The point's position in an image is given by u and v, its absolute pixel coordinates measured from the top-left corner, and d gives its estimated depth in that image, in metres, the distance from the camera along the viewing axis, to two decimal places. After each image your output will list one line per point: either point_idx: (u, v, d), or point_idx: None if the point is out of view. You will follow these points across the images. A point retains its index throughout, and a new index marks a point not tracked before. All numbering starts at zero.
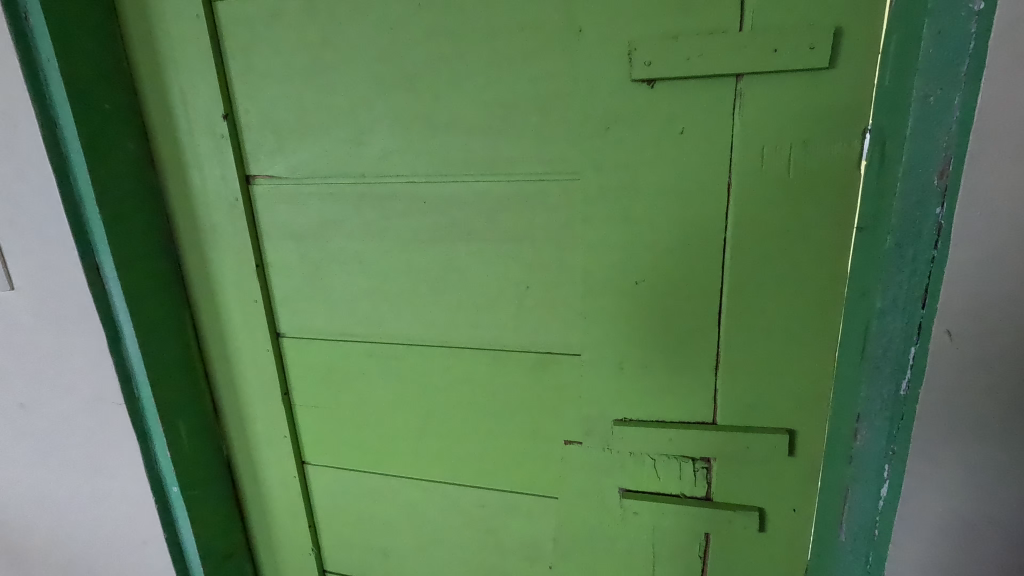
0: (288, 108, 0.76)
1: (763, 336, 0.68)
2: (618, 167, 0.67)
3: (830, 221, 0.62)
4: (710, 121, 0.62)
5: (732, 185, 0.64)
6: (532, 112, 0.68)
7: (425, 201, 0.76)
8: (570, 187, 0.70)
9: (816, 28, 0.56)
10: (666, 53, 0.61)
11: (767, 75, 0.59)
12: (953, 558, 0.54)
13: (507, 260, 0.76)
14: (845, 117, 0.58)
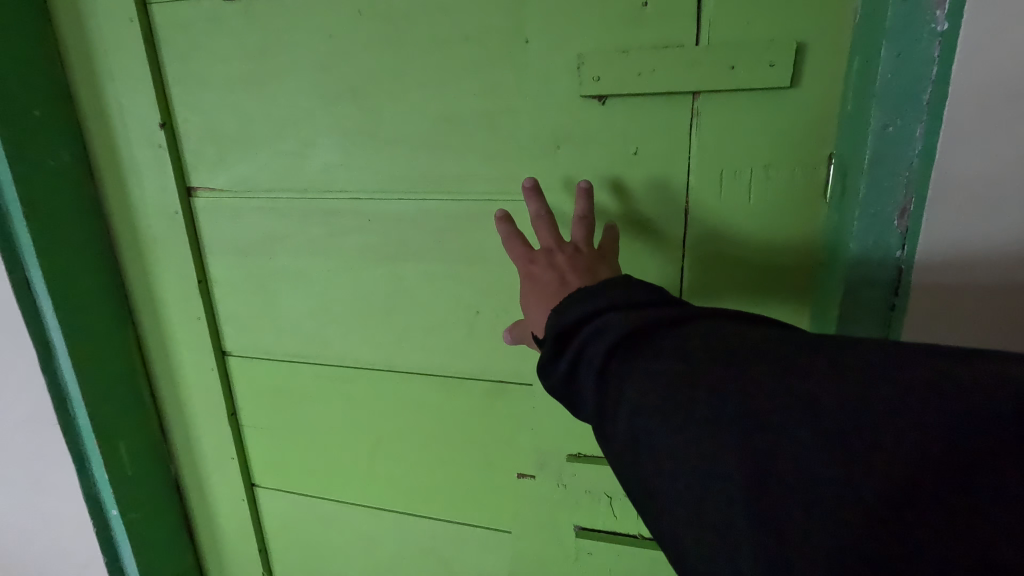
0: (229, 117, 0.72)
1: None
2: (570, 189, 0.62)
3: (796, 253, 0.57)
4: (665, 142, 0.57)
5: (689, 211, 0.59)
6: (479, 127, 0.64)
7: (370, 219, 0.71)
8: (520, 209, 0.65)
9: (777, 43, 0.51)
10: (619, 68, 0.56)
11: (724, 93, 0.54)
12: None
13: (457, 285, 0.71)
14: (809, 141, 0.53)
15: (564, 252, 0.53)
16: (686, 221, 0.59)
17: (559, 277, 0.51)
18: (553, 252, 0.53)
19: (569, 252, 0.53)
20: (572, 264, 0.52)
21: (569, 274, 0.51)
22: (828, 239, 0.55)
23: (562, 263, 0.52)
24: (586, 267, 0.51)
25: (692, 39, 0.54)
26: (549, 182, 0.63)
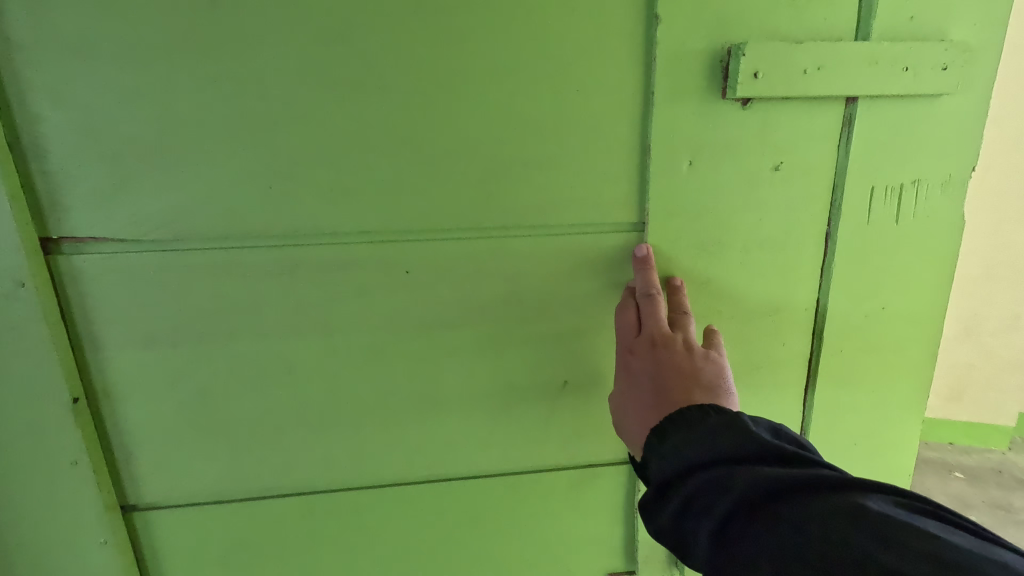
0: (143, 117, 0.42)
1: (853, 412, 0.57)
2: (700, 216, 0.49)
3: (938, 273, 0.53)
4: (813, 156, 0.48)
5: (831, 235, 0.51)
6: (580, 137, 0.47)
7: (406, 271, 0.49)
8: (628, 243, 0.50)
9: (950, 45, 0.45)
10: (783, 64, 0.44)
11: (885, 99, 0.47)
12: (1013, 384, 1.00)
13: (541, 348, 0.53)
14: (960, 156, 0.49)
15: (665, 353, 0.44)
16: (830, 246, 0.51)
17: (660, 388, 0.43)
18: (657, 349, 0.45)
19: (678, 351, 0.45)
20: (678, 373, 0.43)
21: (676, 388, 0.43)
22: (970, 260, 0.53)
23: (672, 366, 0.44)
24: (691, 380, 0.43)
25: (859, 34, 0.45)
26: (676, 208, 0.49)
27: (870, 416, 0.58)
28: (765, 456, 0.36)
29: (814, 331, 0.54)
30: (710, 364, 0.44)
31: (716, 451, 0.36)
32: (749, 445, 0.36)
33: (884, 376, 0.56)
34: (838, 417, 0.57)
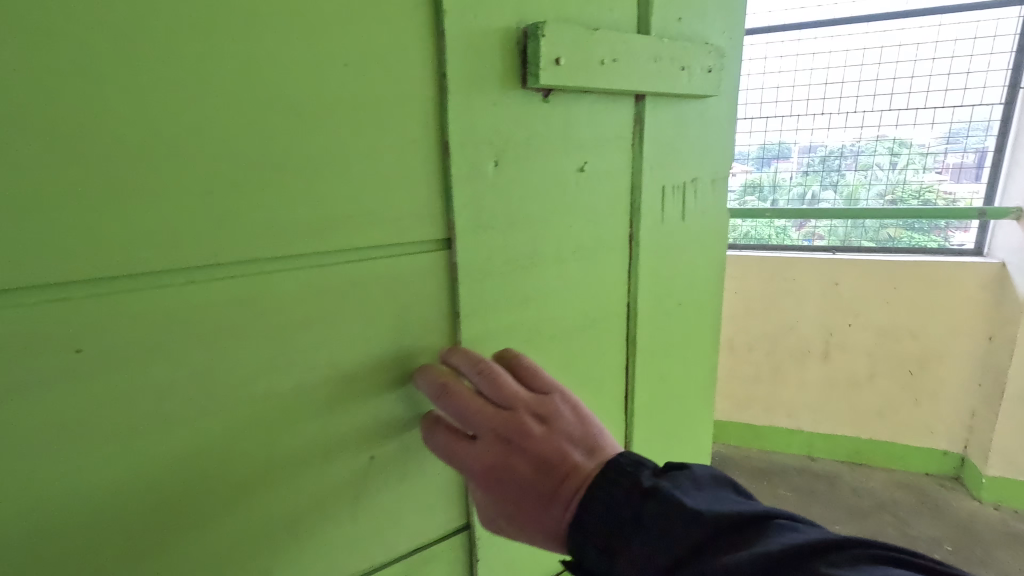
0: (100, 90, 0.27)
1: (665, 424, 0.58)
2: (515, 222, 0.43)
3: (717, 271, 0.57)
4: (610, 157, 0.46)
5: (634, 241, 0.49)
6: (353, 130, 0.34)
7: (77, 349, 0.28)
8: (433, 267, 0.40)
9: (711, 49, 0.47)
10: (580, 51, 0.41)
11: (665, 98, 0.47)
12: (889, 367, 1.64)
13: (344, 411, 0.38)
14: (721, 158, 0.53)
15: (529, 442, 0.37)
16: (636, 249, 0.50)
17: (540, 490, 0.36)
18: (508, 443, 0.37)
19: (529, 428, 0.38)
20: (543, 463, 0.37)
21: (558, 480, 0.36)
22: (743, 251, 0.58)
23: (539, 449, 0.37)
24: (562, 460, 0.37)
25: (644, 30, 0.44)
26: (486, 212, 0.41)
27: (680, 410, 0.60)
28: (723, 533, 0.31)
29: (627, 339, 0.52)
30: (567, 407, 0.40)
31: (671, 549, 0.31)
32: (700, 529, 0.31)
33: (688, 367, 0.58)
34: (657, 430, 0.58)
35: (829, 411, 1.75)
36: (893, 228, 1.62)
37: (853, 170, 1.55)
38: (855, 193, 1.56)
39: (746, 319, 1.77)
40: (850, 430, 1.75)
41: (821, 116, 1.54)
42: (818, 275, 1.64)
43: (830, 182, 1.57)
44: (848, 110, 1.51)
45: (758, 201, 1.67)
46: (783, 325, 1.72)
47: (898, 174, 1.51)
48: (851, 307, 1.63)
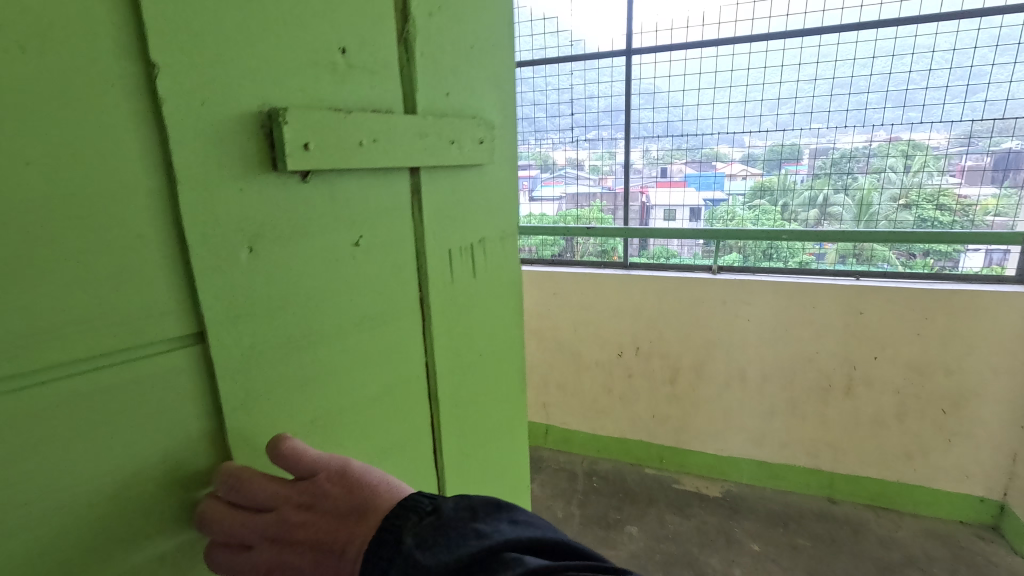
0: None
1: (459, 430, 0.73)
2: (284, 287, 0.47)
3: (490, 293, 0.76)
4: (383, 225, 0.55)
5: (425, 282, 0.63)
6: (62, 243, 0.34)
7: None
8: (185, 355, 0.41)
9: (470, 126, 0.64)
10: (331, 134, 0.45)
11: (437, 168, 0.61)
12: (917, 360, 1.96)
13: (86, 517, 0.38)
14: (487, 206, 0.72)
15: (295, 534, 0.40)
16: (428, 277, 0.63)
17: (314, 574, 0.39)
18: (277, 542, 0.40)
19: (291, 520, 0.40)
20: (310, 550, 0.39)
21: (325, 561, 0.38)
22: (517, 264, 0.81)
23: (304, 537, 0.39)
24: (325, 541, 0.39)
25: (413, 106, 0.56)
26: (244, 292, 0.44)
27: (481, 390, 0.77)
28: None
29: (427, 363, 0.66)
30: (334, 482, 0.41)
31: None
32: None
33: (483, 358, 0.76)
34: (453, 433, 0.72)
35: (850, 433, 2.12)
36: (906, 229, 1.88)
37: (867, 173, 1.88)
38: (867, 198, 1.90)
39: (767, 350, 2.14)
40: (881, 460, 2.11)
41: (832, 126, 1.89)
42: (837, 307, 2.00)
43: (841, 184, 1.92)
44: (853, 122, 1.86)
45: (767, 206, 2.03)
46: (802, 359, 2.10)
47: (910, 178, 1.83)
48: (877, 340, 1.98)
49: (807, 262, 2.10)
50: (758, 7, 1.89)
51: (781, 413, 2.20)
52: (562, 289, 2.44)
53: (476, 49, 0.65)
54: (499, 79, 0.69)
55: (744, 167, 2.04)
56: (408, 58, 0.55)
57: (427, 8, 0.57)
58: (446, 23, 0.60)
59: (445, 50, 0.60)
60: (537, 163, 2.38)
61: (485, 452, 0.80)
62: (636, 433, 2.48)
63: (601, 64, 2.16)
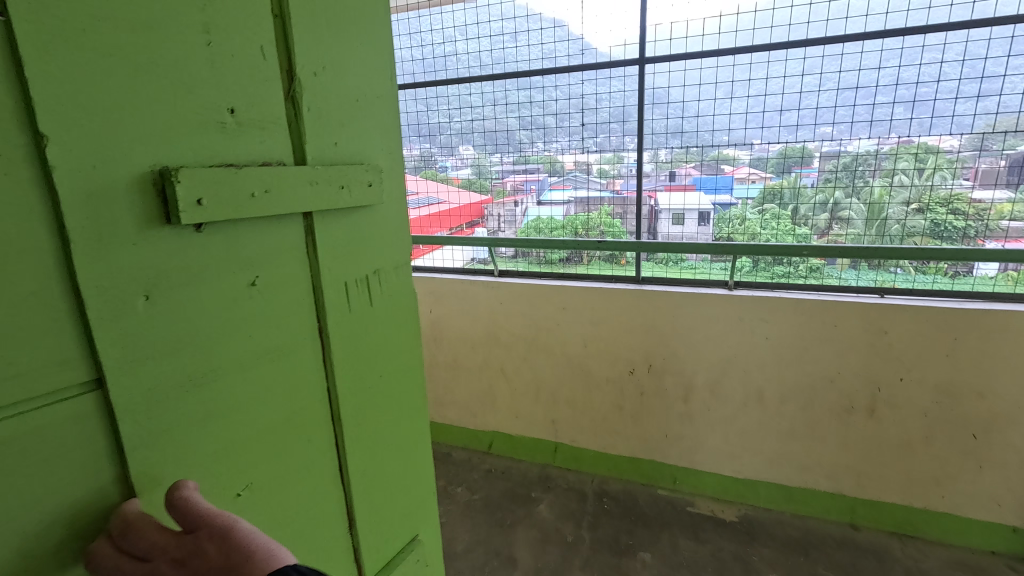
0: None
1: (363, 439, 0.84)
2: (182, 318, 0.56)
3: (392, 317, 0.87)
4: (275, 263, 0.66)
5: (322, 308, 0.73)
6: None
7: None
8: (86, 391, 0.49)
9: (362, 172, 0.75)
10: (222, 188, 0.56)
11: (329, 209, 0.72)
12: (943, 382, 1.87)
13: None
14: (384, 239, 0.83)
15: None
16: (323, 301, 0.73)
17: None
18: None
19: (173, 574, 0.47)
20: None
21: None
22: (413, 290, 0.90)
23: None
24: None
25: (302, 157, 0.67)
26: (143, 330, 0.52)
27: (384, 401, 0.87)
28: None
29: (327, 379, 0.76)
30: (213, 543, 0.47)
31: None
32: None
33: (384, 371, 0.86)
34: (357, 441, 0.82)
35: (872, 456, 2.03)
36: (918, 235, 1.84)
37: (878, 178, 1.83)
38: (878, 203, 1.86)
39: (789, 369, 2.06)
40: (906, 489, 2.01)
41: (846, 127, 1.83)
42: (861, 325, 1.92)
43: (852, 189, 1.87)
44: (868, 121, 1.80)
45: (778, 211, 1.96)
46: (823, 379, 2.02)
47: (924, 184, 1.79)
48: (901, 360, 1.90)
49: (829, 278, 2.01)
50: (777, 14, 1.84)
51: (794, 435, 2.12)
52: (573, 305, 2.33)
53: (362, 103, 0.75)
54: (392, 130, 0.81)
55: (753, 169, 1.95)
56: (296, 113, 0.66)
57: (313, 70, 0.67)
58: (333, 82, 0.71)
59: (332, 106, 0.70)
60: (545, 167, 2.26)
61: (388, 453, 0.90)
62: (646, 451, 2.39)
63: (616, 72, 2.09)
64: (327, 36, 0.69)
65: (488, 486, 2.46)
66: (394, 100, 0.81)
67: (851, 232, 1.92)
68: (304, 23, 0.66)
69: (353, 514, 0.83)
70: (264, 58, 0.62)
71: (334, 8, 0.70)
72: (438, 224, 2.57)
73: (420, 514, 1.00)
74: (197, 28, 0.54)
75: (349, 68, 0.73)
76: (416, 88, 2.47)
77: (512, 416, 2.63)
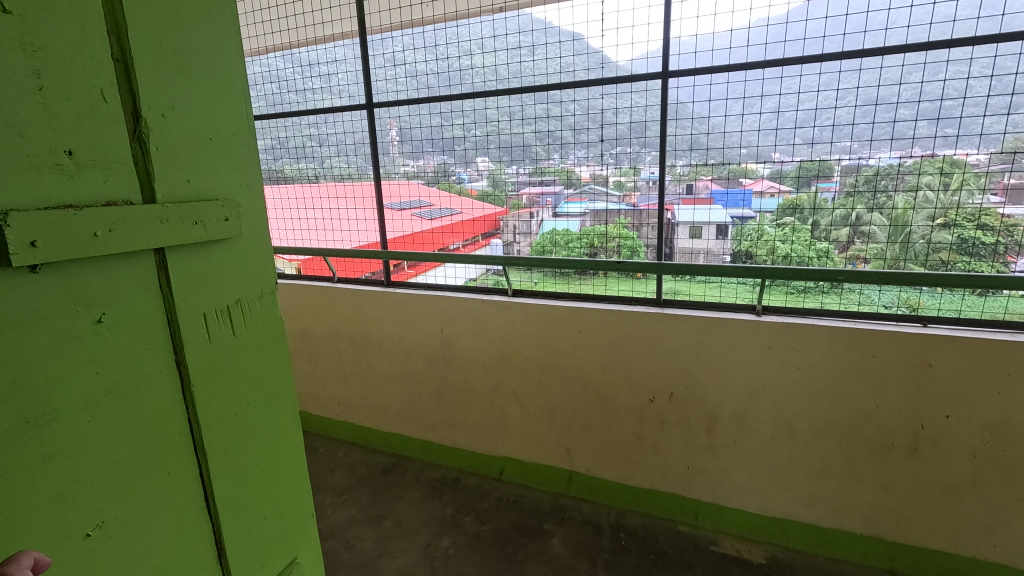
0: None
1: (237, 470, 0.83)
2: (18, 358, 0.55)
3: (264, 348, 0.87)
4: (125, 300, 0.66)
5: (182, 342, 0.73)
6: None
7: None
8: None
9: (220, 205, 0.76)
10: (59, 231, 0.56)
11: (186, 242, 0.72)
12: (992, 421, 1.67)
13: None
14: (251, 272, 0.84)
15: None
16: (182, 336, 0.73)
17: None
18: None
19: None
20: None
21: None
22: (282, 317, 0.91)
23: None
24: None
25: (151, 194, 0.68)
26: None
27: (260, 430, 0.87)
28: None
29: (192, 413, 0.75)
30: None
31: None
32: None
33: (256, 401, 0.86)
34: (229, 473, 0.82)
35: (910, 498, 1.83)
36: (944, 251, 1.68)
37: (901, 191, 1.67)
38: (902, 215, 1.69)
39: (836, 399, 1.85)
40: (951, 535, 1.80)
41: (883, 141, 1.65)
42: (903, 356, 1.73)
43: (875, 204, 1.69)
44: (905, 136, 1.62)
45: (797, 223, 1.80)
46: (859, 414, 1.83)
47: (949, 198, 1.62)
48: (946, 395, 1.71)
49: (851, 304, 1.85)
50: (811, 25, 1.69)
51: (815, 472, 1.94)
52: (592, 328, 2.18)
53: (215, 141, 0.76)
54: (254, 166, 0.83)
55: (772, 182, 1.78)
56: (143, 153, 0.67)
57: (159, 110, 0.68)
58: (182, 121, 0.71)
59: (182, 144, 0.71)
60: (561, 180, 2.10)
61: (263, 486, 0.89)
62: (666, 484, 2.20)
63: (637, 87, 1.96)
64: (176, 75, 0.70)
65: (498, 516, 2.29)
66: (250, 137, 0.82)
67: (873, 248, 1.73)
68: (149, 64, 0.67)
69: (226, 548, 0.82)
70: (104, 101, 0.62)
71: (185, 54, 0.71)
72: (449, 235, 2.44)
73: (309, 540, 1.00)
74: (26, 76, 0.55)
75: (199, 110, 0.74)
76: (430, 102, 2.36)
77: (524, 441, 2.47)
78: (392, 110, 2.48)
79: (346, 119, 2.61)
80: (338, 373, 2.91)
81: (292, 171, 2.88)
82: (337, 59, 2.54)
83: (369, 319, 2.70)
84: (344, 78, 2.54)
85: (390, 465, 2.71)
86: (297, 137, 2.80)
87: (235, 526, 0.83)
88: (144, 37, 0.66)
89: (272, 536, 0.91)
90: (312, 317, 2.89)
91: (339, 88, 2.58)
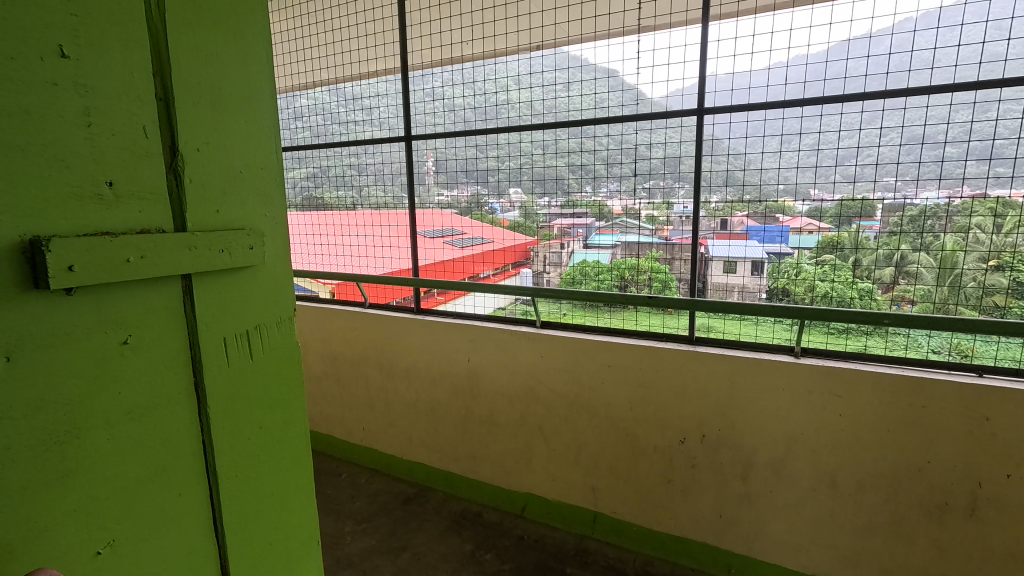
0: None
1: (246, 499, 0.82)
2: (47, 375, 0.57)
3: (277, 375, 0.87)
4: (150, 326, 0.67)
5: (200, 368, 0.74)
6: None
7: None
8: None
9: (244, 234, 0.78)
10: (95, 257, 0.58)
11: (213, 268, 0.74)
12: None
13: None
14: (270, 298, 0.85)
15: None
16: (202, 361, 0.74)
17: None
18: None
19: None
20: None
21: None
22: (297, 342, 0.91)
23: None
24: None
25: (183, 223, 0.70)
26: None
27: (269, 459, 0.87)
28: None
29: (206, 441, 0.75)
30: None
31: None
32: None
33: (268, 428, 0.86)
34: (238, 501, 0.81)
35: (970, 565, 1.67)
36: (996, 295, 1.56)
37: (949, 232, 1.58)
38: (950, 256, 1.60)
39: (883, 450, 1.72)
40: None
41: (932, 180, 1.57)
42: (956, 408, 1.62)
43: (921, 244, 1.61)
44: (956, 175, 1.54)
45: (837, 261, 1.73)
46: (908, 468, 1.70)
47: (1001, 239, 1.54)
48: (1007, 453, 1.57)
49: (896, 348, 1.75)
50: (852, 63, 1.66)
51: (860, 530, 1.80)
52: (620, 363, 2.13)
53: (245, 174, 0.79)
54: (278, 198, 0.85)
55: (809, 220, 1.73)
56: (178, 184, 0.69)
57: (194, 145, 0.71)
58: (215, 155, 0.74)
59: (213, 178, 0.74)
60: (593, 212, 2.12)
61: (270, 517, 0.87)
62: (697, 532, 2.08)
63: (672, 122, 1.95)
64: (211, 113, 0.73)
65: (519, 556, 2.20)
66: (276, 171, 0.85)
67: (919, 289, 1.65)
68: (187, 100, 0.70)
69: None
70: (145, 136, 0.65)
71: (222, 91, 0.75)
72: (481, 264, 2.46)
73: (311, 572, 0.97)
74: (77, 114, 0.58)
75: (231, 145, 0.77)
76: (468, 135, 2.40)
77: (549, 477, 2.40)
78: (429, 142, 2.54)
79: (385, 151, 2.68)
80: (365, 399, 2.92)
81: (332, 199, 2.98)
82: (381, 93, 2.63)
83: (398, 345, 2.71)
84: (386, 111, 2.62)
85: (411, 495, 2.66)
86: (339, 166, 2.90)
87: (241, 557, 0.82)
88: (186, 78, 0.70)
89: (278, 567, 0.89)
90: (343, 341, 2.92)
91: (380, 120, 2.67)
